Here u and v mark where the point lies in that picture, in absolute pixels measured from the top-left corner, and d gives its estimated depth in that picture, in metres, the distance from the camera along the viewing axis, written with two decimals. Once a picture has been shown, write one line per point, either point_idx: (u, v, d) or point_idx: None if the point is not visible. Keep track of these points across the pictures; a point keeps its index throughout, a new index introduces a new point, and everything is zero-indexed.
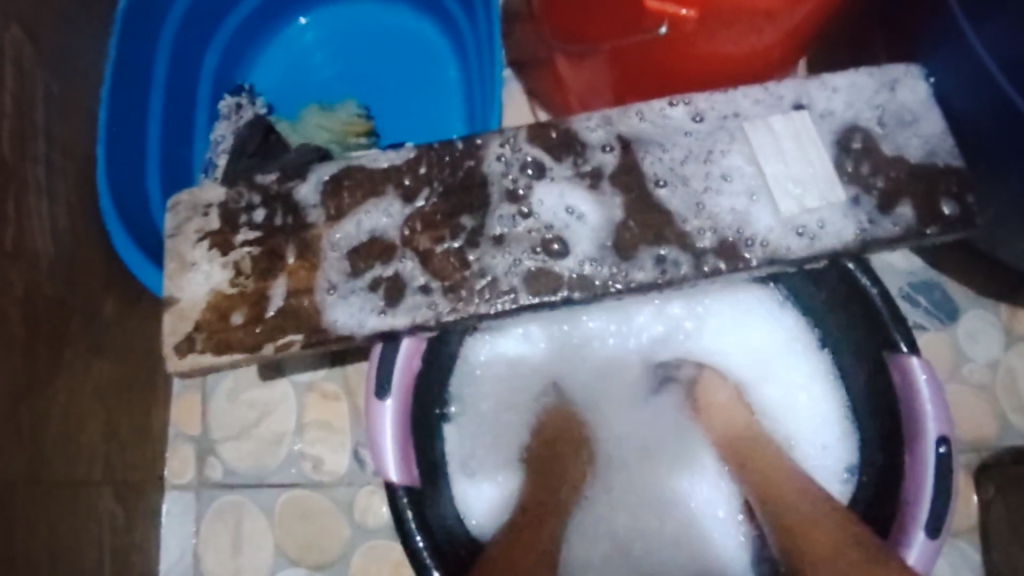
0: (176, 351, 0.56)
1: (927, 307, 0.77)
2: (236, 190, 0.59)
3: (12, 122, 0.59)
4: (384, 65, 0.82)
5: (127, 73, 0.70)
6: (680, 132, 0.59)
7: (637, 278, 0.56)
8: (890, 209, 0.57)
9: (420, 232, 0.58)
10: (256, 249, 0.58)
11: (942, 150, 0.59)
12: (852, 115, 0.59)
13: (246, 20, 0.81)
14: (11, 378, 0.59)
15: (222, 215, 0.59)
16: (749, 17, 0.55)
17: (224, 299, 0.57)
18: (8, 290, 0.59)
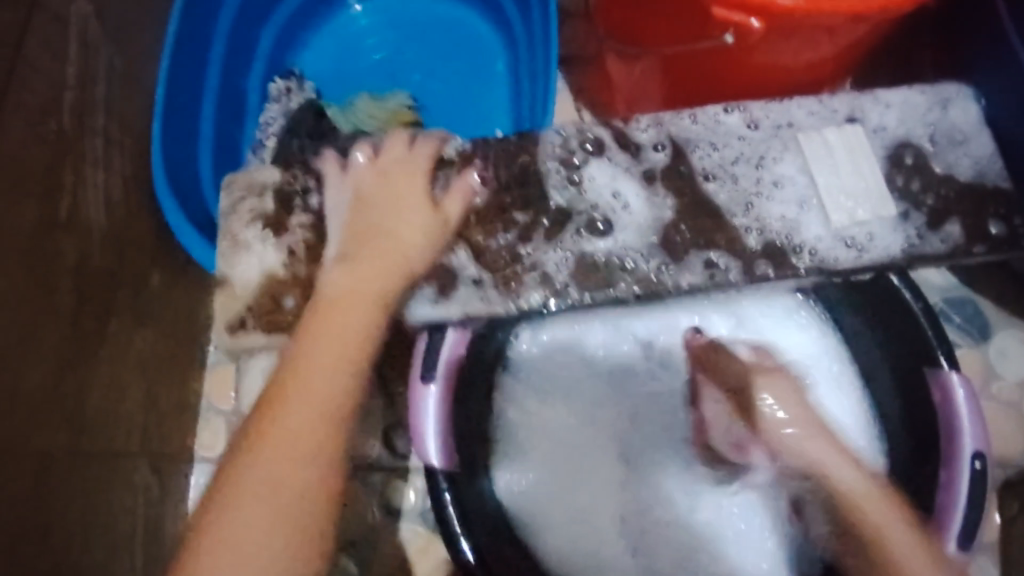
0: (229, 329, 0.57)
1: (960, 324, 0.77)
2: (292, 173, 0.61)
3: (73, 95, 0.61)
4: (434, 57, 0.83)
5: (185, 52, 0.72)
6: (732, 136, 0.60)
7: (686, 282, 0.56)
8: (940, 226, 0.57)
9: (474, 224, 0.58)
10: (308, 231, 0.59)
11: (991, 171, 0.59)
12: (904, 131, 0.59)
13: (302, 6, 0.82)
14: (58, 344, 0.60)
15: (276, 198, 0.60)
16: (810, 30, 0.56)
17: (276, 284, 0.58)
18: (61, 259, 0.60)
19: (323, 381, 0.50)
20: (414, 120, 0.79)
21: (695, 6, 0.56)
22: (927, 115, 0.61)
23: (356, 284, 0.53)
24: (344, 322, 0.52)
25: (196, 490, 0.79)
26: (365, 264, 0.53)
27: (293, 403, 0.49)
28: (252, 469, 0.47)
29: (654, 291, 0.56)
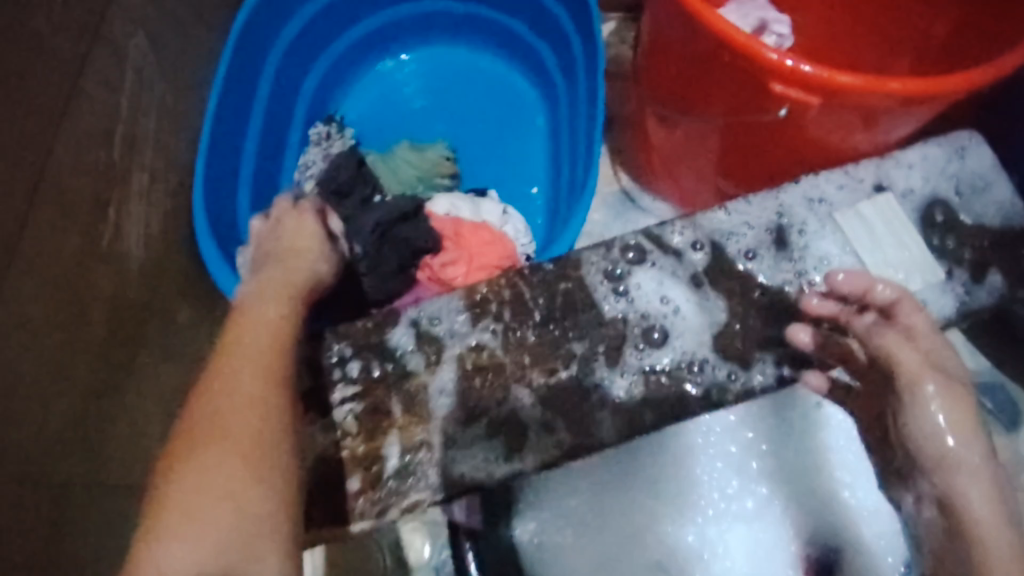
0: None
1: (991, 409, 0.76)
2: (323, 345, 0.59)
3: (126, 128, 0.61)
4: (473, 109, 0.83)
5: (233, 92, 0.72)
6: (769, 222, 0.61)
7: (757, 383, 0.58)
8: (983, 279, 0.59)
9: (515, 325, 0.59)
10: (354, 352, 0.59)
11: (1018, 215, 0.60)
12: (930, 189, 0.61)
13: (345, 52, 0.83)
14: (86, 373, 0.59)
15: (312, 371, 0.59)
16: (850, 111, 0.58)
17: (335, 469, 0.56)
18: (97, 290, 0.60)
19: (237, 426, 0.47)
20: (453, 173, 0.79)
21: (749, 82, 0.59)
22: (947, 167, 0.62)
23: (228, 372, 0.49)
24: (240, 412, 0.47)
25: None
26: (226, 376, 0.49)
27: (199, 455, 0.45)
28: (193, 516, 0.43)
29: (722, 402, 0.58)
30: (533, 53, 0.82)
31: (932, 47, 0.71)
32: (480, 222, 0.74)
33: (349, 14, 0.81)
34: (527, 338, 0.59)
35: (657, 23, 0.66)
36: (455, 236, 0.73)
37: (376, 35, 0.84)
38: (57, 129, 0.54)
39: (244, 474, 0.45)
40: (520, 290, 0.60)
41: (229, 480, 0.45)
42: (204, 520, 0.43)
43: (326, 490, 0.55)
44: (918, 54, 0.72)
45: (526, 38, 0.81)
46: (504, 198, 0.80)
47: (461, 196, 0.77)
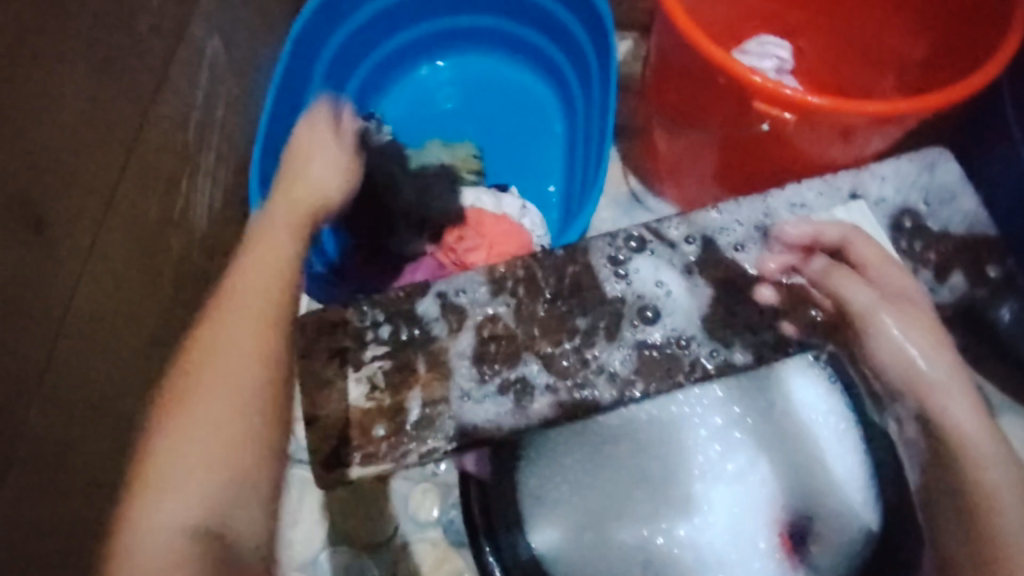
0: (313, 415, 0.64)
1: None
2: (361, 310, 0.68)
3: (200, 114, 0.71)
4: (500, 114, 0.92)
5: (288, 90, 0.81)
6: (756, 222, 0.70)
7: (738, 358, 0.66)
8: (945, 279, 0.69)
9: (527, 299, 0.68)
10: (386, 317, 0.68)
11: (979, 224, 0.71)
12: (901, 199, 0.71)
13: (386, 58, 0.91)
14: (154, 325, 0.68)
15: (348, 332, 0.67)
16: (829, 129, 0.67)
17: (364, 415, 0.64)
18: (168, 251, 0.69)
19: (216, 390, 0.46)
20: (477, 169, 0.87)
21: (741, 101, 0.67)
22: (918, 180, 0.72)
23: (225, 329, 0.49)
24: (228, 358, 0.47)
25: None
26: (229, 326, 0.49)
27: (167, 429, 0.44)
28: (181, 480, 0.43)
29: (709, 374, 0.66)
30: (555, 65, 0.90)
31: (911, 63, 0.78)
32: (502, 214, 0.83)
33: (392, 24, 0.90)
34: (538, 311, 0.68)
35: (659, 46, 0.75)
36: (477, 225, 0.82)
37: (415, 44, 0.92)
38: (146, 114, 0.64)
39: (228, 426, 0.45)
40: (534, 272, 0.69)
41: (214, 433, 0.45)
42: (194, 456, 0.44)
43: (357, 432, 0.64)
44: (898, 71, 0.80)
45: (550, 52, 0.90)
46: (524, 195, 0.89)
47: (484, 190, 0.86)
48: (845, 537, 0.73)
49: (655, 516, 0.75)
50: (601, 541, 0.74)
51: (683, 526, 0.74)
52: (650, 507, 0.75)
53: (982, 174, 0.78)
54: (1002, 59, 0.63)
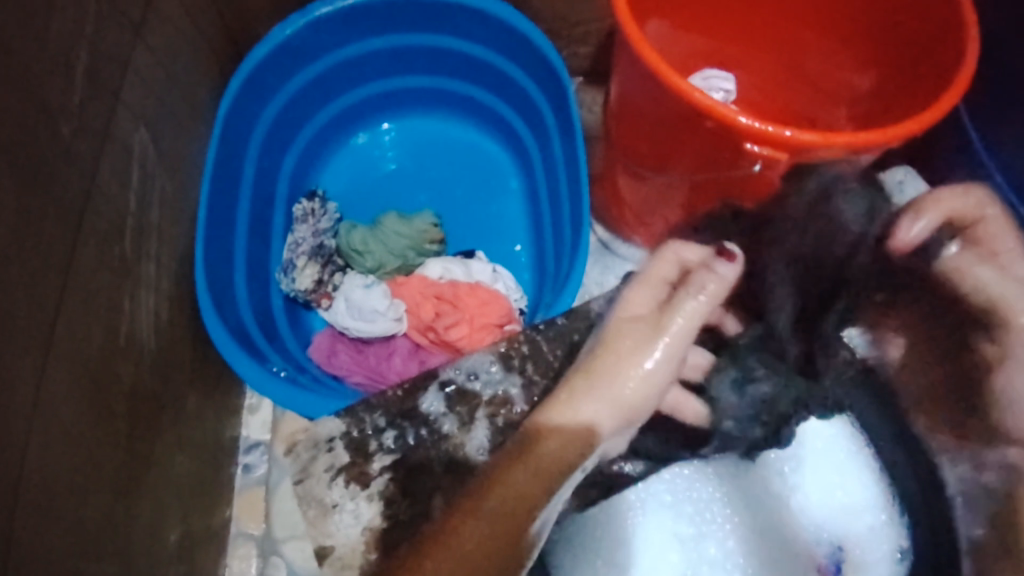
0: (322, 548, 0.57)
1: None
2: (356, 418, 0.60)
3: (134, 220, 0.62)
4: (448, 175, 0.87)
5: (224, 176, 0.74)
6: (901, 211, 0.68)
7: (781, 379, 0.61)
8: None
9: (534, 374, 0.63)
10: (388, 421, 0.60)
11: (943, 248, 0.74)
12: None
13: (321, 128, 0.85)
14: (113, 473, 0.59)
15: (348, 447, 0.59)
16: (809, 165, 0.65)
17: (381, 535, 0.56)
18: (117, 384, 0.59)
19: (518, 485, 0.52)
20: (439, 239, 0.81)
21: (723, 143, 0.64)
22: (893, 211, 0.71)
23: (606, 365, 0.54)
24: (639, 388, 0.54)
25: None
26: (616, 395, 0.53)
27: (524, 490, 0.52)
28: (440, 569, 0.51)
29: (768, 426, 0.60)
30: (503, 119, 0.86)
31: (861, 94, 0.76)
32: (474, 283, 0.77)
33: (328, 92, 0.84)
34: (552, 387, 0.61)
35: (622, 87, 0.72)
36: (453, 298, 0.76)
37: (356, 107, 0.87)
38: (80, 229, 0.54)
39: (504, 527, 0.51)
40: (538, 345, 0.64)
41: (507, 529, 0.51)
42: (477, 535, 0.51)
43: (376, 560, 0.56)
44: (850, 101, 0.78)
45: (500, 105, 0.85)
46: (491, 259, 0.83)
47: (452, 260, 0.80)
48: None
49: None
50: None
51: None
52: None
53: None
54: (964, 83, 0.60)
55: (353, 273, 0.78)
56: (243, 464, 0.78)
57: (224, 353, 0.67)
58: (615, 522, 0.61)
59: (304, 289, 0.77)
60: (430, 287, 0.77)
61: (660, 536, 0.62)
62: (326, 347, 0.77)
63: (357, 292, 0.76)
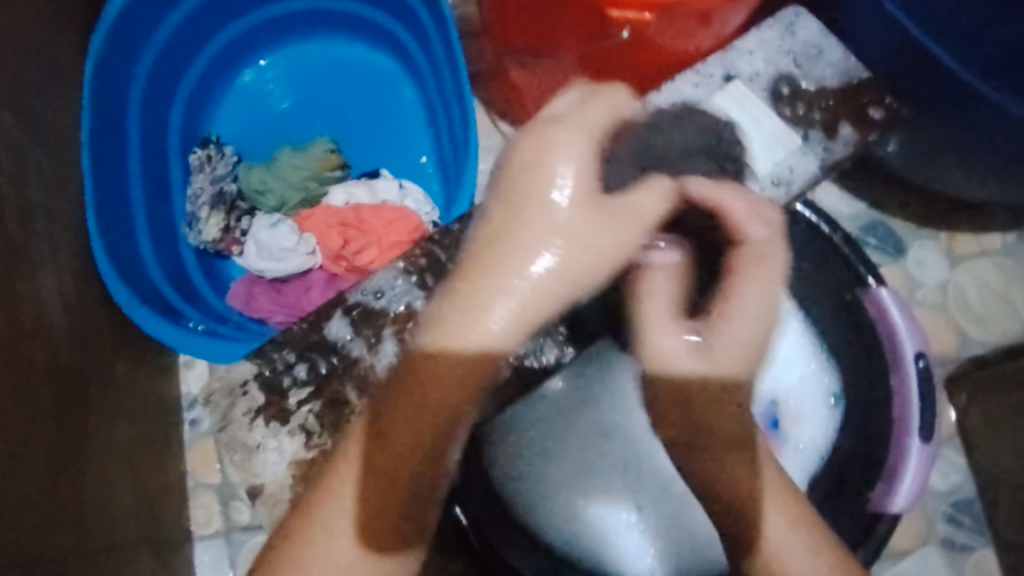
0: (254, 488, 0.58)
1: (877, 245, 0.92)
2: (266, 359, 0.61)
3: (15, 203, 0.60)
4: (340, 97, 0.85)
5: (107, 140, 0.72)
6: (781, 64, 0.71)
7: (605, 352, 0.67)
8: (836, 133, 0.70)
9: (432, 283, 0.63)
10: (297, 355, 0.61)
11: (853, 68, 0.72)
12: (773, 68, 0.71)
13: (203, 72, 0.83)
14: (49, 451, 0.60)
15: (262, 388, 0.60)
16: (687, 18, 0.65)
17: (308, 465, 0.59)
18: (35, 367, 0.60)
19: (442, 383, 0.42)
20: (341, 163, 0.81)
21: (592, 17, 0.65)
22: (782, 45, 0.72)
23: (458, 313, 0.41)
24: (524, 329, 0.42)
25: (199, 566, 0.77)
26: (471, 339, 0.41)
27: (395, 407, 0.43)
28: (307, 540, 0.43)
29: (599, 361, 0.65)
30: (384, 29, 0.83)
31: None
32: (380, 203, 0.77)
33: (198, 33, 0.81)
34: None
35: None
36: (358, 222, 0.76)
37: (234, 43, 0.84)
38: None
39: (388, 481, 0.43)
40: (436, 256, 0.63)
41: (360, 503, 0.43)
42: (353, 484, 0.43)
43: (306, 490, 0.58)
44: None
45: (379, 16, 0.83)
46: (397, 175, 0.83)
47: (355, 183, 0.79)
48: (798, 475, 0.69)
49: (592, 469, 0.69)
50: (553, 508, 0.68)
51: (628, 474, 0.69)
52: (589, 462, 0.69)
53: (847, 19, 0.76)
54: None
55: (259, 215, 0.78)
56: (190, 421, 0.80)
57: (136, 316, 0.68)
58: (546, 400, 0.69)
59: (212, 240, 0.78)
60: (335, 216, 0.77)
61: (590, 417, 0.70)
62: (245, 292, 0.77)
63: (263, 232, 0.76)
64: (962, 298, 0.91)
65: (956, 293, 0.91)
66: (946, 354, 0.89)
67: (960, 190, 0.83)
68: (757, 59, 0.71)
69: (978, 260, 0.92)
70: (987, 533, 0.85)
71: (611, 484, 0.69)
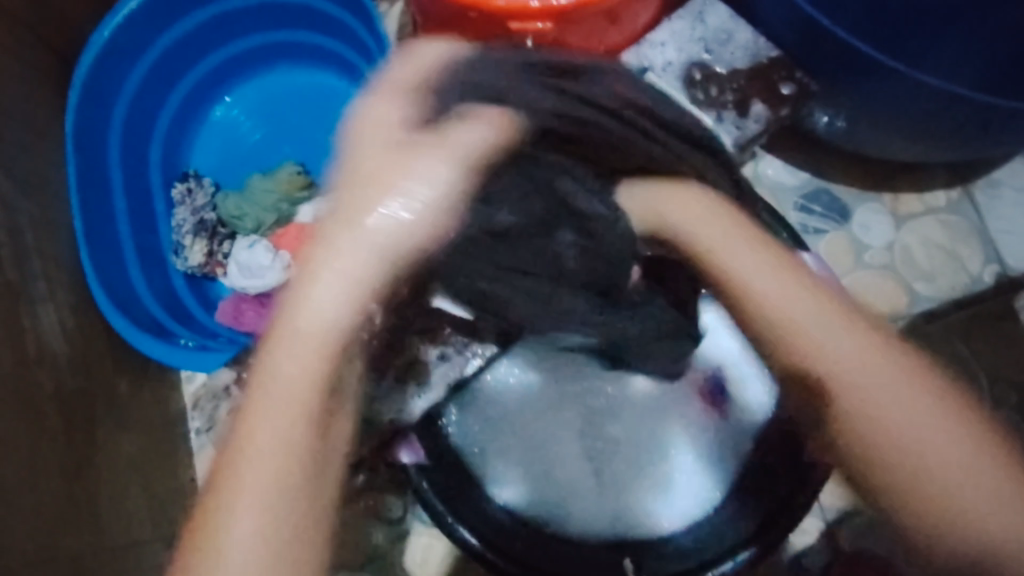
0: None
1: (822, 212, 0.95)
2: None
3: (9, 248, 0.68)
4: (303, 122, 0.92)
5: (92, 184, 0.81)
6: (693, 53, 0.78)
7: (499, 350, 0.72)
8: (748, 111, 0.77)
9: None
10: None
11: (761, 49, 0.78)
12: (684, 56, 0.77)
13: (176, 112, 0.91)
14: (59, 461, 0.68)
15: None
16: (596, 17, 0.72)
17: None
18: (41, 389, 0.68)
19: (880, 393, 0.43)
20: (309, 183, 0.88)
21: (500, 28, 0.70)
22: (693, 32, 0.78)
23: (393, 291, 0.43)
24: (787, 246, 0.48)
25: None
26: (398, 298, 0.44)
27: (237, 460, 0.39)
28: (234, 497, 0.39)
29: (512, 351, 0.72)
30: (335, 55, 0.90)
31: None
32: None
33: (166, 78, 0.89)
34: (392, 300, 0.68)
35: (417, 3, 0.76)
36: None
37: (202, 82, 0.92)
38: None
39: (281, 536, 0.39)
40: None
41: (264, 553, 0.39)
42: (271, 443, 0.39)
43: None
44: None
45: (328, 45, 0.90)
46: None
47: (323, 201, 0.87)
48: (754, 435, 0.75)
49: (559, 466, 0.76)
50: (531, 502, 0.74)
51: (597, 470, 0.76)
52: (557, 459, 0.76)
53: None
54: None
55: (239, 238, 0.85)
56: (195, 430, 0.88)
57: (131, 338, 0.76)
58: (499, 403, 0.76)
59: (198, 265, 0.86)
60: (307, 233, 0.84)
61: (547, 420, 0.77)
62: (231, 310, 0.84)
63: (243, 254, 0.83)
64: (910, 256, 0.94)
65: (903, 252, 0.94)
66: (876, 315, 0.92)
67: (892, 154, 0.86)
68: (669, 51, 0.77)
69: (922, 218, 0.95)
70: None
71: (584, 482, 0.76)
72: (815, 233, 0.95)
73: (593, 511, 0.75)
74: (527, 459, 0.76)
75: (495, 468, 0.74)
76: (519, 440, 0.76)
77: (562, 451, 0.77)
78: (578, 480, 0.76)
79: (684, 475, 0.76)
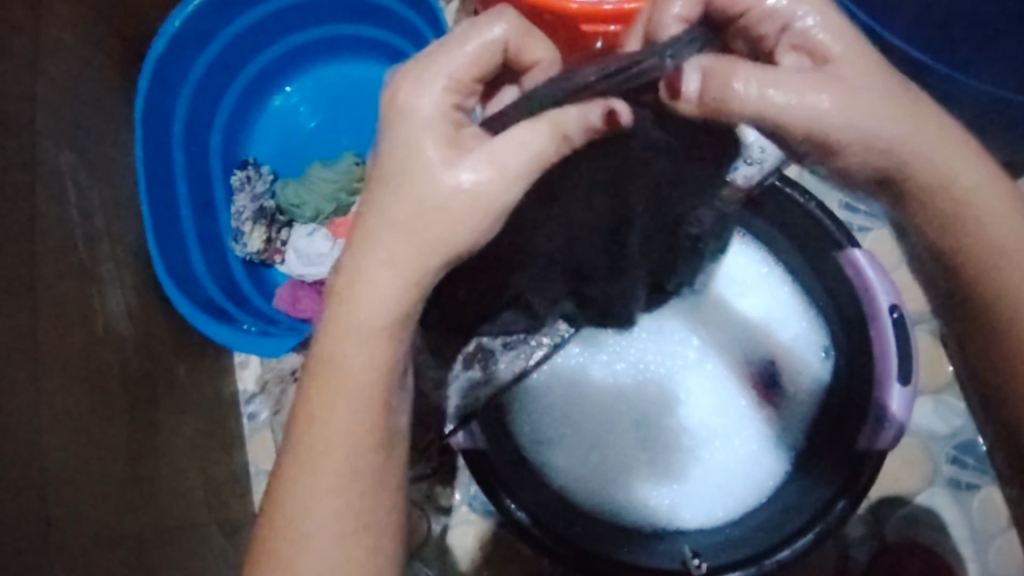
0: None
1: (866, 211, 0.95)
2: None
3: (82, 229, 0.69)
4: (359, 113, 0.94)
5: (157, 169, 0.82)
6: None
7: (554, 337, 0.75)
8: None
9: None
10: None
11: None
12: None
13: (236, 101, 0.92)
14: (125, 440, 0.69)
15: None
16: None
17: None
18: (109, 369, 0.69)
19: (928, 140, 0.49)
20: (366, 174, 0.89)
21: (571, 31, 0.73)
22: None
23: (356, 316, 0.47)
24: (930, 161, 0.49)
25: None
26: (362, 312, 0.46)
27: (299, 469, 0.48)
28: (312, 480, 0.48)
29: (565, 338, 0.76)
30: (393, 47, 0.92)
31: None
32: None
33: (228, 67, 0.91)
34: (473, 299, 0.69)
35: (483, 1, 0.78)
36: None
37: (262, 72, 0.93)
38: (35, 250, 0.62)
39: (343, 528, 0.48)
40: None
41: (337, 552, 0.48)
42: (339, 429, 0.48)
43: None
44: None
45: (387, 38, 0.91)
46: None
47: None
48: (806, 423, 0.76)
49: (616, 451, 0.77)
50: (585, 487, 0.76)
51: (652, 458, 0.77)
52: (615, 444, 0.77)
53: None
54: None
55: (297, 226, 0.87)
56: (247, 413, 0.90)
57: (195, 319, 0.78)
58: (560, 386, 0.79)
59: (256, 251, 0.87)
60: None
61: (610, 404, 0.78)
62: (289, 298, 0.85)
63: (303, 241, 0.85)
64: None
65: None
66: (923, 310, 0.93)
67: None
68: None
69: None
70: (991, 472, 0.87)
71: (639, 468, 0.77)
72: (860, 232, 0.95)
73: (645, 501, 0.75)
74: (585, 441, 0.78)
75: (552, 451, 0.77)
76: (579, 422, 0.78)
77: (620, 436, 0.78)
78: (633, 467, 0.77)
79: (738, 467, 0.77)
